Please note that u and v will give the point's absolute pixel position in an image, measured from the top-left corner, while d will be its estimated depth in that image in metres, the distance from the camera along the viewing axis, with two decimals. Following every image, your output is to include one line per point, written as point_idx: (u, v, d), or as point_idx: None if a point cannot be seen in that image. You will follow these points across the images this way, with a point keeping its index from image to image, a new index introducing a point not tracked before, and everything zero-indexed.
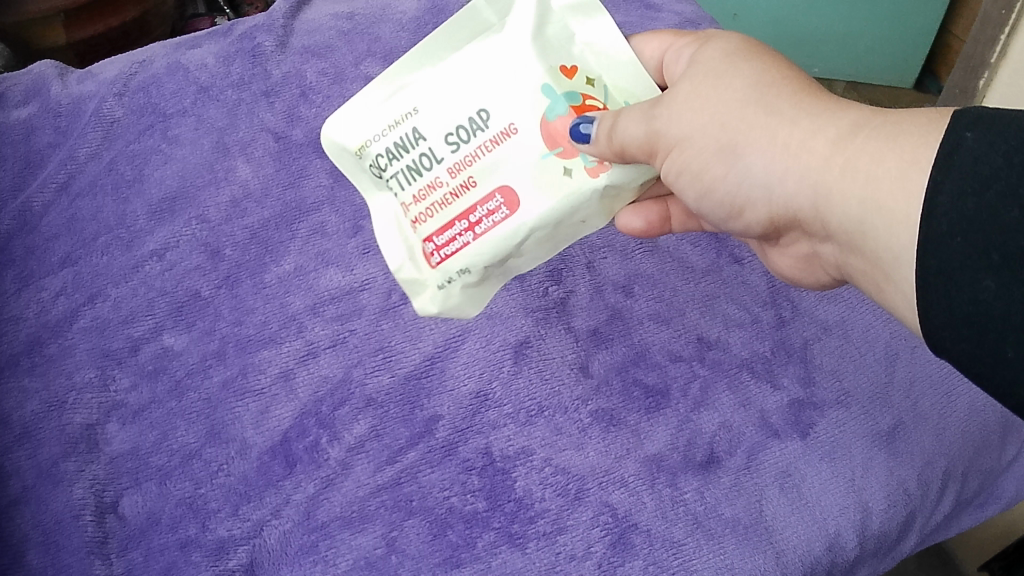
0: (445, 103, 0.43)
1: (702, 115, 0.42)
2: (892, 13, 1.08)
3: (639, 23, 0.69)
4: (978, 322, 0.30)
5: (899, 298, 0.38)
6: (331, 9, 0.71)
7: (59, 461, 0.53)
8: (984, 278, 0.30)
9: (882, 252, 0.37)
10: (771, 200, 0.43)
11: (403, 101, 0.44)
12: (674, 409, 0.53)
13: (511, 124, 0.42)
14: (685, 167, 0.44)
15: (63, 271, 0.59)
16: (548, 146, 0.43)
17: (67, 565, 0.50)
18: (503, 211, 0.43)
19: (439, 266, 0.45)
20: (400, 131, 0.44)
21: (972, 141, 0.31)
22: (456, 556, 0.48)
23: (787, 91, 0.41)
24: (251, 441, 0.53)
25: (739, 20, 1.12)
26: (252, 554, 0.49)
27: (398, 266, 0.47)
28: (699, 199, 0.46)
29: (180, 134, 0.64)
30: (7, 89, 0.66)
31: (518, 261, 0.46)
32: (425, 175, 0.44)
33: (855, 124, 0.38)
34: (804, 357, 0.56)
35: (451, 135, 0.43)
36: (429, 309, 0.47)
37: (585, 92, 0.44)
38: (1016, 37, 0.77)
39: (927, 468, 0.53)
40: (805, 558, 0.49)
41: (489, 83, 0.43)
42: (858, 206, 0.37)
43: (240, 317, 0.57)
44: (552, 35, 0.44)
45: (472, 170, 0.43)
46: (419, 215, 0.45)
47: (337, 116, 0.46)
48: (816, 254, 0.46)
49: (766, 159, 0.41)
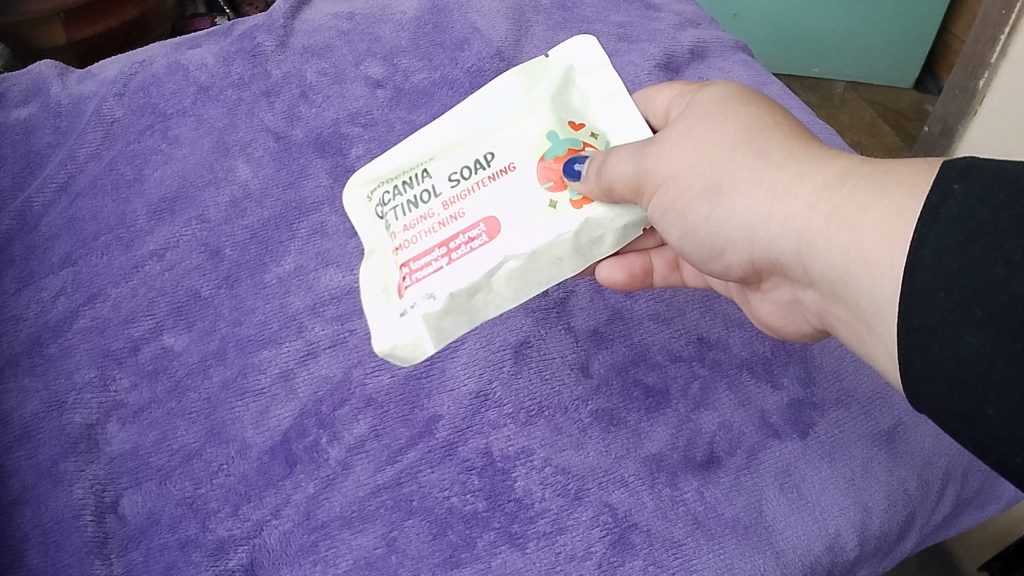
0: (455, 150, 0.49)
1: (691, 154, 0.43)
2: (892, 15, 1.08)
3: (639, 22, 0.69)
4: (960, 377, 0.31)
5: (880, 348, 0.38)
6: (331, 9, 0.71)
7: (59, 461, 0.53)
8: (968, 333, 0.30)
9: (865, 303, 0.37)
10: (752, 243, 0.43)
11: (423, 149, 0.50)
12: (674, 409, 0.53)
13: (510, 164, 0.48)
14: (671, 204, 0.45)
15: (63, 271, 0.59)
16: (540, 180, 0.47)
17: (67, 565, 0.50)
18: (482, 238, 0.46)
19: (409, 290, 0.46)
20: (411, 172, 0.50)
21: (960, 194, 0.32)
22: (456, 556, 0.48)
23: (778, 136, 0.42)
24: (251, 441, 0.53)
25: (738, 20, 1.13)
26: (252, 554, 0.49)
27: (371, 299, 0.48)
28: (682, 238, 0.47)
29: (180, 134, 0.64)
30: (7, 90, 0.67)
31: (488, 299, 0.45)
32: (420, 207, 0.48)
33: (844, 172, 0.39)
34: (804, 357, 0.56)
35: (454, 174, 0.48)
36: (384, 346, 0.46)
37: (586, 141, 0.49)
38: (1016, 37, 0.77)
39: (927, 468, 0.53)
40: (805, 558, 0.49)
41: (499, 133, 0.49)
42: (842, 256, 0.38)
43: (240, 317, 0.57)
44: (565, 98, 0.50)
45: (462, 203, 0.47)
46: (403, 242, 0.48)
47: (367, 165, 0.53)
48: (798, 300, 0.46)
49: (750, 202, 0.42)
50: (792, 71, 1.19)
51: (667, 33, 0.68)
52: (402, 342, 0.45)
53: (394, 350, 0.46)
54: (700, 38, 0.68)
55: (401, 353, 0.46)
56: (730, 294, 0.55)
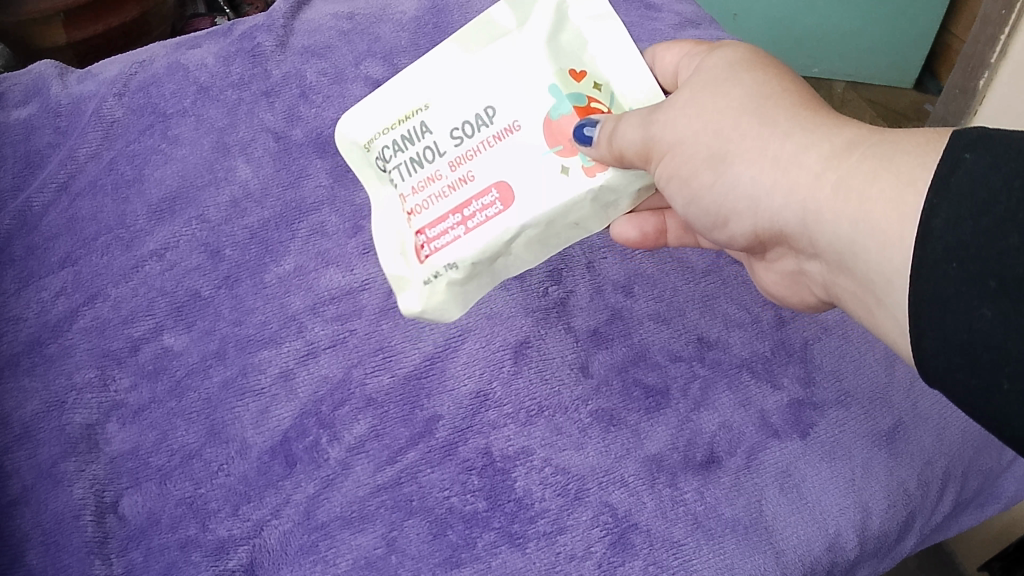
0: (453, 101, 0.48)
1: (697, 121, 0.43)
2: (893, 13, 1.08)
3: (639, 22, 0.69)
4: (976, 351, 0.31)
5: (892, 322, 0.38)
6: (331, 9, 0.71)
7: (59, 461, 0.53)
8: (981, 305, 0.30)
9: (874, 275, 0.37)
10: (756, 213, 0.43)
11: (416, 97, 0.48)
12: (674, 409, 0.53)
13: (514, 122, 0.47)
14: (676, 172, 0.45)
15: (63, 271, 0.59)
16: (549, 144, 0.47)
17: (67, 565, 0.50)
18: (497, 206, 0.47)
19: (430, 258, 0.48)
20: (409, 125, 0.48)
21: (971, 163, 0.32)
22: (456, 556, 0.48)
23: (785, 103, 0.42)
24: (251, 441, 0.53)
25: (738, 21, 1.13)
26: (252, 554, 0.50)
27: (389, 257, 0.51)
28: (687, 206, 0.47)
29: (180, 134, 0.64)
30: (7, 90, 0.67)
31: (508, 262, 0.49)
32: (425, 167, 0.48)
33: (851, 142, 0.38)
34: (804, 356, 0.56)
35: (456, 130, 0.47)
36: (412, 308, 0.50)
37: (591, 95, 0.48)
38: (1016, 37, 0.77)
39: (927, 467, 0.53)
40: (804, 558, 0.49)
41: (498, 84, 0.47)
42: (850, 228, 0.38)
43: (240, 318, 0.57)
44: (562, 40, 0.48)
45: (471, 164, 0.47)
46: (415, 206, 0.48)
47: (353, 112, 0.51)
48: (802, 272, 0.46)
49: (756, 171, 0.42)
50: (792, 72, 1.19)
51: (667, 33, 0.68)
52: (432, 304, 0.49)
53: (424, 311, 0.49)
54: (701, 38, 0.68)
55: (432, 314, 0.50)
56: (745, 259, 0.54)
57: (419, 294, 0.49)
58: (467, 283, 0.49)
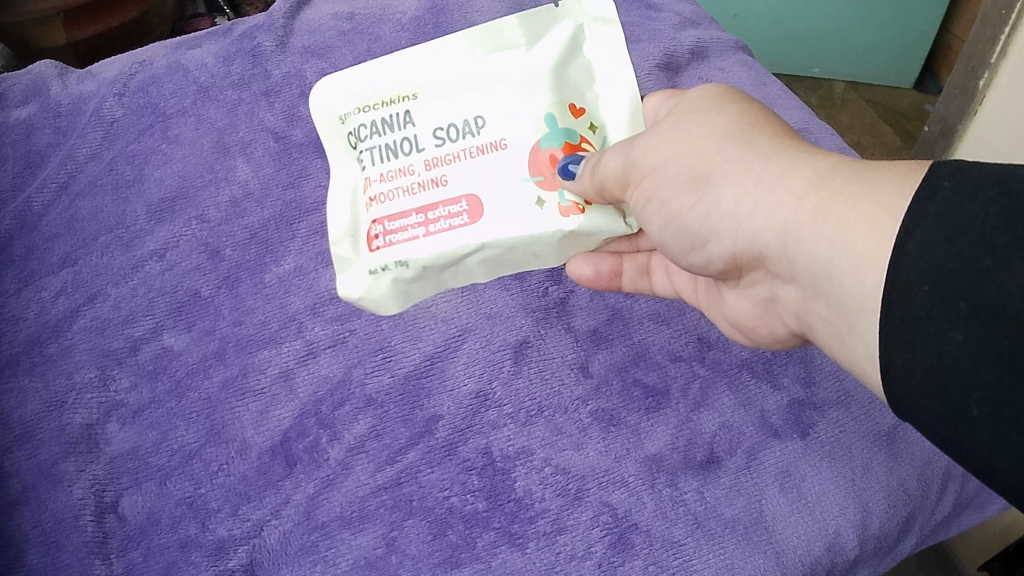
0: (444, 103, 0.51)
1: (680, 145, 0.45)
2: (891, 15, 1.08)
3: (639, 22, 0.69)
4: (944, 375, 0.31)
5: (862, 349, 0.38)
6: (331, 8, 0.71)
7: (59, 461, 0.53)
8: (953, 329, 0.30)
9: (847, 298, 0.37)
10: (736, 235, 0.43)
11: (409, 85, 0.52)
12: (674, 409, 0.53)
13: (501, 139, 0.51)
14: (656, 193, 0.46)
15: (63, 271, 0.59)
16: (532, 172, 0.50)
17: (67, 565, 0.50)
18: (462, 218, 0.50)
19: (381, 249, 0.51)
20: (393, 110, 0.52)
21: (948, 190, 0.32)
22: (456, 555, 0.48)
23: (768, 132, 0.43)
24: (251, 441, 0.53)
25: (738, 20, 1.14)
26: (252, 554, 0.50)
27: (338, 239, 0.54)
28: (665, 228, 0.48)
29: (180, 134, 0.64)
30: (7, 89, 0.67)
31: (456, 273, 0.53)
32: (400, 158, 0.51)
33: (833, 168, 0.39)
34: (804, 356, 0.56)
35: (440, 132, 0.51)
36: (350, 293, 0.53)
37: (584, 134, 0.52)
38: (1016, 37, 0.77)
39: (927, 468, 0.53)
40: (804, 558, 0.49)
41: (492, 97, 0.51)
42: (826, 250, 0.38)
43: (240, 317, 0.57)
44: (569, 72, 0.52)
45: (446, 168, 0.50)
46: (378, 193, 0.51)
47: (343, 77, 0.54)
48: (776, 298, 0.46)
49: (738, 191, 0.42)
50: (792, 71, 1.20)
51: (666, 33, 0.67)
52: (369, 295, 0.53)
53: (361, 298, 0.53)
54: (700, 38, 0.68)
55: (367, 303, 0.53)
56: (696, 298, 0.55)
57: (363, 281, 0.52)
58: (411, 282, 0.52)
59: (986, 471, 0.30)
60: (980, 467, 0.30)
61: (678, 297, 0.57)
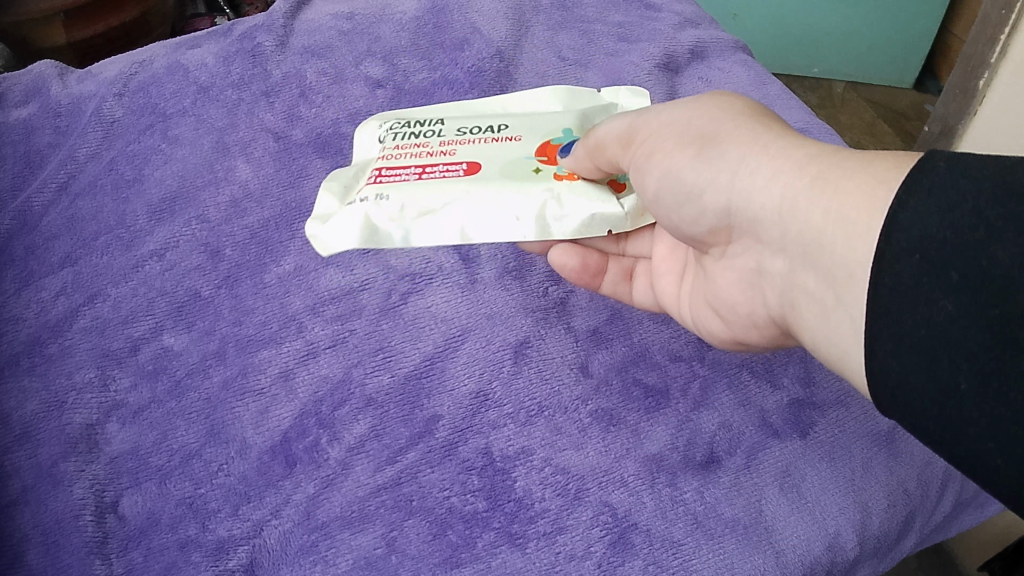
0: (475, 118, 0.59)
1: (693, 112, 0.47)
2: (891, 15, 1.08)
3: (638, 22, 0.69)
4: (932, 346, 0.31)
5: (846, 324, 0.38)
6: (331, 9, 0.71)
7: (59, 461, 0.53)
8: (943, 298, 0.30)
9: (837, 269, 0.37)
10: (732, 190, 0.44)
11: (450, 106, 0.62)
12: (674, 409, 0.53)
13: (517, 136, 0.57)
14: (659, 147, 0.48)
15: (63, 271, 0.59)
16: (536, 154, 0.55)
17: (68, 565, 0.50)
18: (456, 170, 0.54)
19: (367, 188, 0.54)
20: (429, 116, 0.60)
21: (943, 170, 0.32)
22: (456, 556, 0.48)
23: (780, 122, 0.45)
24: (251, 441, 0.53)
25: (738, 20, 1.14)
26: (252, 554, 0.49)
27: (330, 189, 0.57)
28: (660, 181, 0.48)
29: (180, 134, 0.64)
30: (7, 90, 0.67)
31: (428, 227, 0.53)
32: (419, 138, 0.57)
33: (836, 149, 0.40)
34: (804, 356, 0.56)
35: (462, 128, 0.58)
36: (315, 228, 0.55)
37: None
38: (1016, 37, 0.77)
39: (927, 467, 0.53)
40: (805, 558, 0.48)
41: (517, 117, 0.59)
42: (821, 217, 0.38)
43: (240, 317, 0.57)
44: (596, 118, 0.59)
45: (457, 147, 0.56)
46: (389, 154, 0.57)
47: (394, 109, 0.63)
48: (759, 272, 0.46)
49: (744, 150, 0.43)
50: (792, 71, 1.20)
51: (667, 33, 0.68)
52: (332, 232, 0.54)
53: (319, 236, 0.54)
54: (700, 38, 0.68)
55: (321, 242, 0.54)
56: (676, 303, 0.55)
57: (340, 217, 0.54)
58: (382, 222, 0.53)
59: (970, 452, 0.30)
60: (965, 449, 0.30)
61: (658, 307, 0.57)
